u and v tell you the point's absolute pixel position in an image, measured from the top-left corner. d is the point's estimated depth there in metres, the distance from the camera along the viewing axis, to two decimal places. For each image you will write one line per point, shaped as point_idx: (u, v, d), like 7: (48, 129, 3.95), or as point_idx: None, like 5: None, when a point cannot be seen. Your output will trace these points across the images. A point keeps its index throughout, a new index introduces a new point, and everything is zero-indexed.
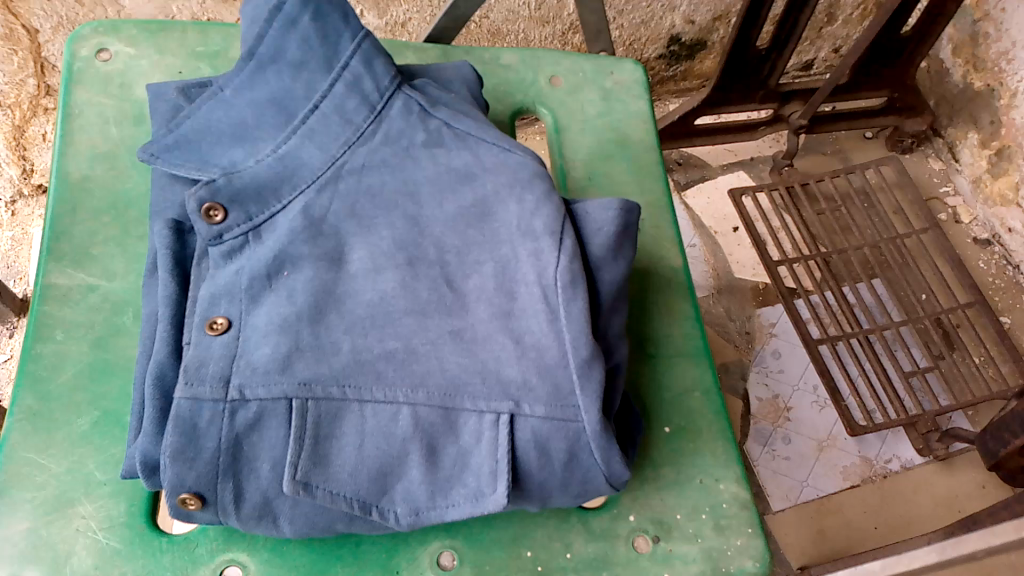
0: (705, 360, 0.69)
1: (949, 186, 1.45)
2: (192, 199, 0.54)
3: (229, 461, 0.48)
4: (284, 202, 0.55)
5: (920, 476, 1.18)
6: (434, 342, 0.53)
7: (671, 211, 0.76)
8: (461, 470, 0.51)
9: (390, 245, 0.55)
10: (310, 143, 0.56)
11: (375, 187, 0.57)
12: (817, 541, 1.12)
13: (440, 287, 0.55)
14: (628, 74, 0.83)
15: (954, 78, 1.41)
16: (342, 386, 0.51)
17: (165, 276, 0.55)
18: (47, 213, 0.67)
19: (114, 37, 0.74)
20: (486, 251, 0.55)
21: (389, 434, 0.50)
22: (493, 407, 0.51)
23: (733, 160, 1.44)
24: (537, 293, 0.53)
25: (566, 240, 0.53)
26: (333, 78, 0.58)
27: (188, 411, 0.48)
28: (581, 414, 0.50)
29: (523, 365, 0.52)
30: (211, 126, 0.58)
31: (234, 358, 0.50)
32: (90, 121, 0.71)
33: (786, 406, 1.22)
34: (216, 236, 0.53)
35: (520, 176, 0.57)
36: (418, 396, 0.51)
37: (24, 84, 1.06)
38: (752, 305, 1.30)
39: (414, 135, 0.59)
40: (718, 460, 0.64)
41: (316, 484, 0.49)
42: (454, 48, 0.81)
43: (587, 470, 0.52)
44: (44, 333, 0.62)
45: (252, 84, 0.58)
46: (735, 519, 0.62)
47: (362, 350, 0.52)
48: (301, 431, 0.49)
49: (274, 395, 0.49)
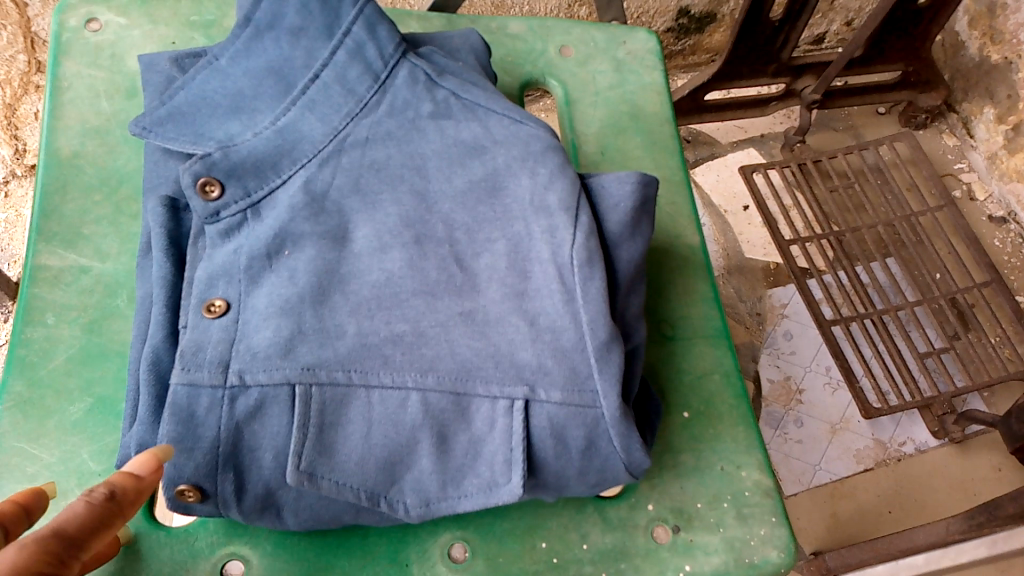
0: (724, 342, 0.66)
1: (963, 163, 1.42)
2: (186, 173, 0.50)
3: (229, 452, 0.46)
4: (284, 176, 0.52)
5: (936, 459, 1.16)
6: (444, 324, 0.50)
7: (687, 187, 0.73)
8: (474, 459, 0.48)
9: (396, 222, 0.52)
10: (310, 114, 0.53)
11: (379, 161, 0.54)
12: (830, 526, 1.10)
13: (449, 266, 0.52)
14: (641, 44, 0.79)
15: (969, 51, 1.37)
16: (347, 370, 0.47)
17: (160, 255, 0.52)
18: (36, 191, 0.64)
19: (104, 6, 0.71)
20: (498, 228, 0.52)
21: (398, 422, 0.47)
22: (507, 393, 0.48)
23: (743, 137, 1.41)
24: (552, 271, 0.50)
25: (583, 216, 0.50)
26: (334, 45, 0.55)
27: (185, 398, 0.45)
28: (600, 399, 0.48)
29: (538, 348, 0.49)
30: (206, 97, 0.55)
31: (233, 342, 0.47)
32: (80, 95, 0.67)
33: (798, 388, 1.20)
34: (213, 214, 0.51)
35: (532, 149, 0.54)
36: (427, 381, 0.48)
37: (15, 61, 1.03)
38: (763, 285, 1.27)
39: (421, 106, 0.56)
40: (739, 446, 0.62)
41: (322, 475, 0.46)
42: (459, 17, 0.77)
43: (606, 458, 0.49)
44: (35, 316, 0.59)
45: (249, 52, 0.55)
46: (758, 507, 0.59)
47: (368, 333, 0.49)
48: (303, 420, 0.46)
49: (276, 381, 0.46)
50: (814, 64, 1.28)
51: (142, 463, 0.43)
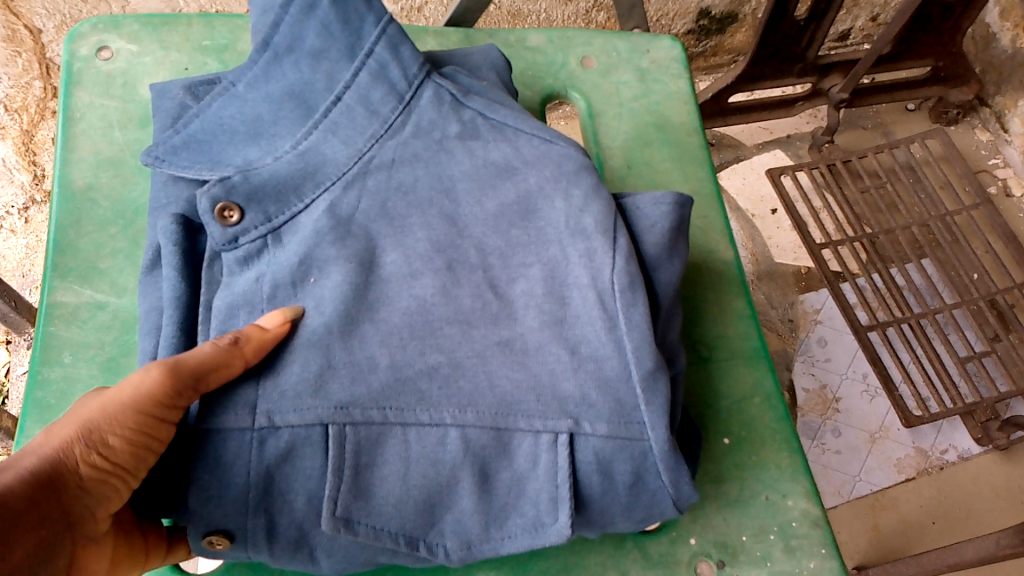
0: (764, 363, 0.63)
1: (998, 158, 1.38)
2: (204, 197, 0.48)
3: (260, 498, 0.43)
4: (307, 201, 0.49)
5: (979, 467, 1.12)
6: (482, 354, 0.46)
7: (717, 200, 0.70)
8: (517, 497, 0.46)
9: (427, 247, 0.49)
10: (332, 138, 0.50)
11: (407, 184, 0.51)
12: (872, 539, 1.06)
13: (485, 293, 0.48)
14: (665, 52, 0.77)
15: (1002, 43, 1.33)
16: (382, 408, 0.44)
17: (173, 276, 0.48)
18: (51, 225, 0.62)
19: (115, 33, 0.69)
20: (532, 253, 0.49)
21: (437, 461, 0.44)
22: (550, 426, 0.45)
23: (769, 138, 1.37)
24: (591, 297, 0.46)
25: (621, 239, 0.47)
26: (356, 67, 0.52)
27: (207, 441, 0.42)
28: (647, 431, 0.45)
29: (580, 378, 0.46)
30: (224, 124, 0.52)
31: (259, 377, 0.44)
32: (93, 125, 0.66)
33: (834, 397, 1.16)
34: (232, 240, 0.48)
35: (565, 169, 0.51)
36: (467, 417, 0.45)
37: (30, 87, 1.03)
38: (795, 290, 1.23)
39: (447, 126, 0.53)
40: (784, 473, 0.59)
41: (358, 520, 0.43)
42: (477, 32, 0.75)
43: (654, 493, 0.47)
44: (52, 356, 0.58)
45: (268, 77, 0.52)
46: (806, 539, 0.57)
47: (402, 366, 0.45)
48: (338, 463, 0.43)
49: (307, 421, 0.43)
50: (841, 63, 1.24)
51: (270, 319, 0.44)
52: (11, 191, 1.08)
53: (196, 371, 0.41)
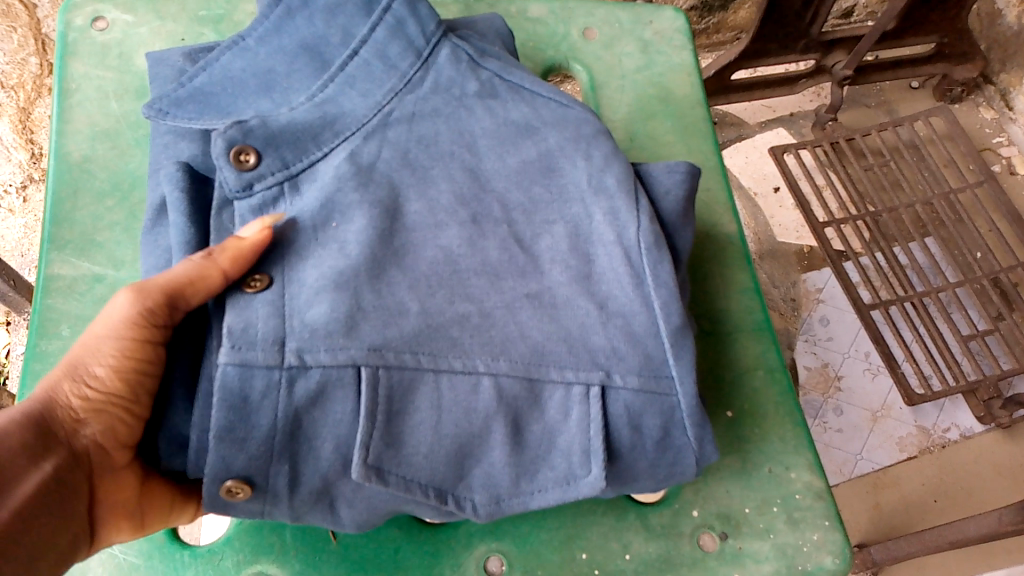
0: (767, 334, 0.63)
1: (1002, 136, 1.36)
2: (220, 138, 0.45)
3: (286, 442, 0.40)
4: (325, 149, 0.46)
5: (980, 444, 1.12)
6: (511, 306, 0.44)
7: (722, 172, 0.69)
8: (548, 449, 0.44)
9: (450, 200, 0.47)
10: (350, 90, 0.48)
11: (427, 136, 0.48)
12: (874, 517, 1.07)
13: (511, 247, 0.46)
14: (668, 23, 0.76)
15: (1008, 20, 1.32)
16: (415, 352, 0.42)
17: (181, 224, 0.46)
18: (47, 197, 0.62)
19: (111, 4, 0.69)
20: (555, 210, 0.48)
21: (469, 410, 0.42)
22: (582, 378, 0.43)
23: (771, 117, 1.36)
24: (617, 254, 0.45)
25: (644, 202, 0.46)
26: (373, 22, 0.50)
27: (237, 381, 0.39)
28: (675, 385, 0.44)
29: (611, 332, 0.44)
30: (233, 77, 0.49)
31: (285, 317, 0.41)
32: (88, 96, 0.65)
33: (836, 375, 1.16)
34: (246, 186, 0.45)
35: (582, 132, 0.50)
36: (500, 365, 0.43)
37: (26, 63, 1.05)
38: (797, 269, 1.23)
39: (466, 85, 0.51)
40: (787, 446, 0.59)
41: (389, 470, 0.41)
42: (477, 2, 0.74)
43: (678, 450, 0.45)
44: (50, 329, 0.57)
45: (279, 30, 0.50)
46: (809, 511, 0.57)
47: (433, 312, 0.43)
48: (371, 407, 0.40)
49: (340, 360, 0.40)
50: (845, 38, 1.23)
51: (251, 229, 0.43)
52: (9, 169, 1.08)
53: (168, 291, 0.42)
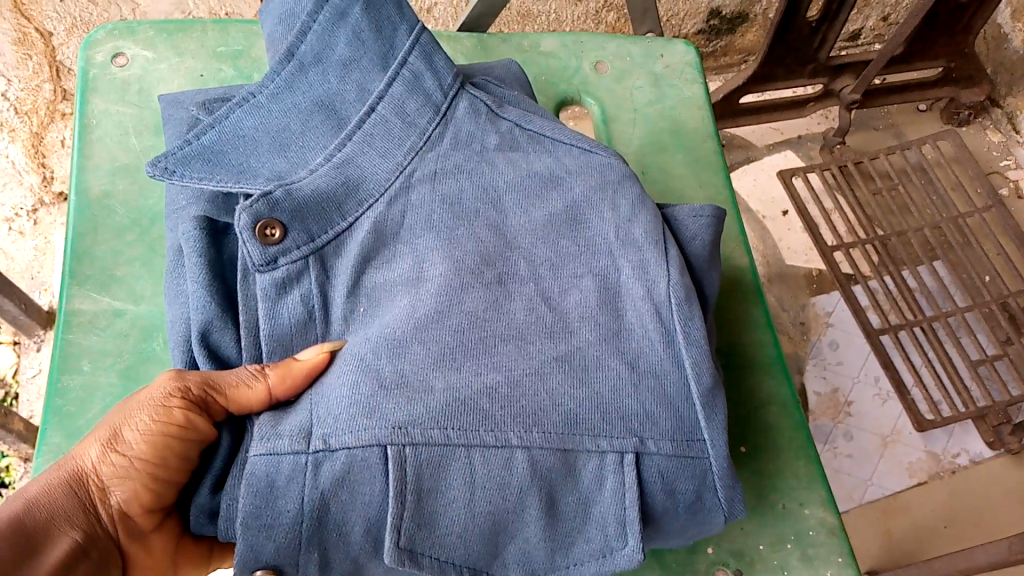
0: (780, 370, 0.63)
1: (1009, 159, 1.37)
2: (246, 213, 0.45)
3: (314, 528, 0.40)
4: (350, 219, 0.47)
5: (991, 470, 1.12)
6: (541, 373, 0.43)
7: (735, 205, 0.70)
8: (584, 521, 0.43)
9: (474, 260, 0.46)
10: (368, 149, 0.48)
11: (451, 196, 0.48)
12: (885, 544, 1.06)
13: (537, 308, 0.46)
14: (679, 57, 0.76)
15: (1014, 44, 1.34)
16: (443, 428, 0.40)
17: (198, 290, 0.47)
18: (68, 231, 0.63)
19: (130, 40, 0.69)
20: (583, 263, 0.47)
21: (504, 486, 0.41)
22: (616, 445, 0.42)
23: (779, 139, 1.37)
24: (647, 309, 0.45)
25: (672, 250, 0.46)
26: (390, 78, 0.50)
27: (265, 469, 0.40)
28: (708, 450, 0.44)
29: (642, 393, 0.43)
30: (245, 135, 0.49)
31: (312, 410, 0.42)
32: (109, 132, 0.66)
33: (845, 400, 1.16)
34: (271, 260, 0.45)
35: (608, 179, 0.50)
36: (534, 438, 0.41)
37: (41, 90, 1.10)
38: (806, 293, 1.23)
39: (486, 138, 0.50)
40: (801, 481, 0.59)
41: (423, 552, 0.41)
42: (492, 37, 0.75)
43: (709, 511, 0.45)
44: (71, 364, 0.58)
45: (292, 88, 0.50)
46: (823, 547, 0.57)
47: (459, 387, 0.42)
48: (400, 487, 0.39)
49: (364, 441, 0.39)
50: (853, 63, 1.24)
51: (309, 351, 0.45)
52: (21, 193, 1.11)
53: (210, 384, 0.44)
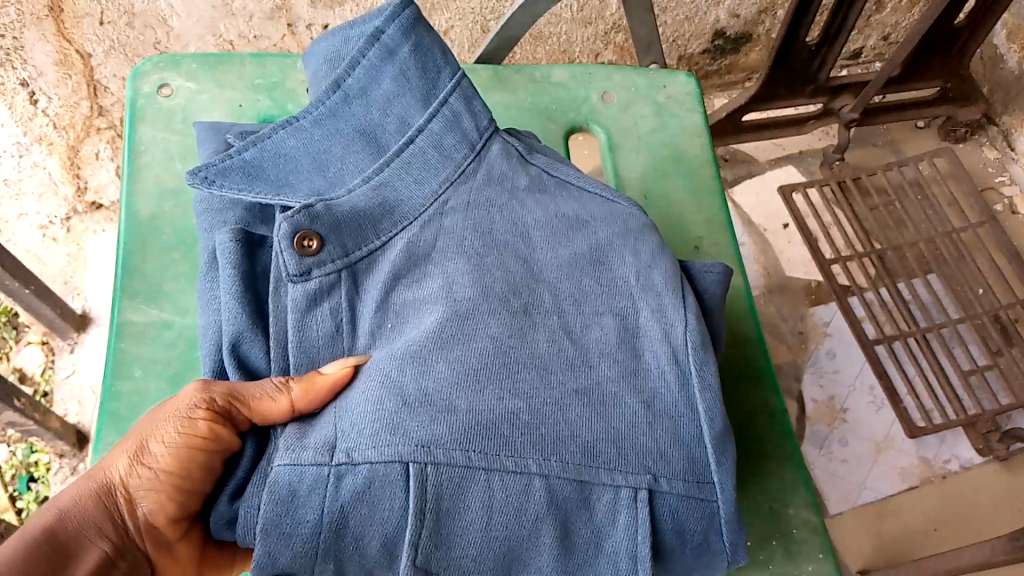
0: (771, 382, 0.69)
1: (1004, 175, 1.42)
2: (287, 223, 0.50)
3: (331, 538, 0.44)
4: (385, 239, 0.52)
5: (980, 476, 1.16)
6: (561, 403, 0.47)
7: (730, 230, 0.75)
8: (595, 552, 0.46)
9: (503, 288, 0.51)
10: (406, 176, 0.54)
11: (485, 226, 0.53)
12: (875, 543, 1.11)
13: (559, 339, 0.49)
14: (681, 87, 0.82)
15: (1008, 64, 1.38)
16: (465, 449, 0.44)
17: (232, 298, 0.52)
18: (119, 249, 0.69)
19: (175, 72, 0.76)
20: (604, 300, 0.51)
21: (521, 510, 0.44)
22: (632, 482, 0.46)
23: (781, 155, 1.42)
24: (665, 353, 0.49)
25: (689, 299, 0.51)
26: (430, 114, 0.56)
27: (288, 479, 0.44)
28: (718, 493, 0.47)
29: (657, 433, 0.47)
30: (286, 154, 0.55)
31: (336, 424, 0.46)
32: (156, 157, 0.72)
33: (841, 408, 1.21)
34: (304, 272, 0.49)
35: (630, 227, 0.55)
36: (552, 467, 0.45)
37: (79, 106, 1.17)
38: (805, 303, 1.28)
39: (517, 178, 0.57)
40: (786, 483, 0.65)
41: (437, 571, 0.44)
42: (506, 69, 0.80)
43: (715, 553, 0.49)
44: (124, 370, 0.64)
45: (334, 116, 0.55)
46: (805, 543, 0.63)
47: (482, 410, 0.45)
48: (421, 505, 0.43)
49: (386, 457, 0.43)
50: (851, 84, 1.29)
51: (334, 365, 0.49)
52: (56, 203, 1.22)
53: (234, 397, 0.50)
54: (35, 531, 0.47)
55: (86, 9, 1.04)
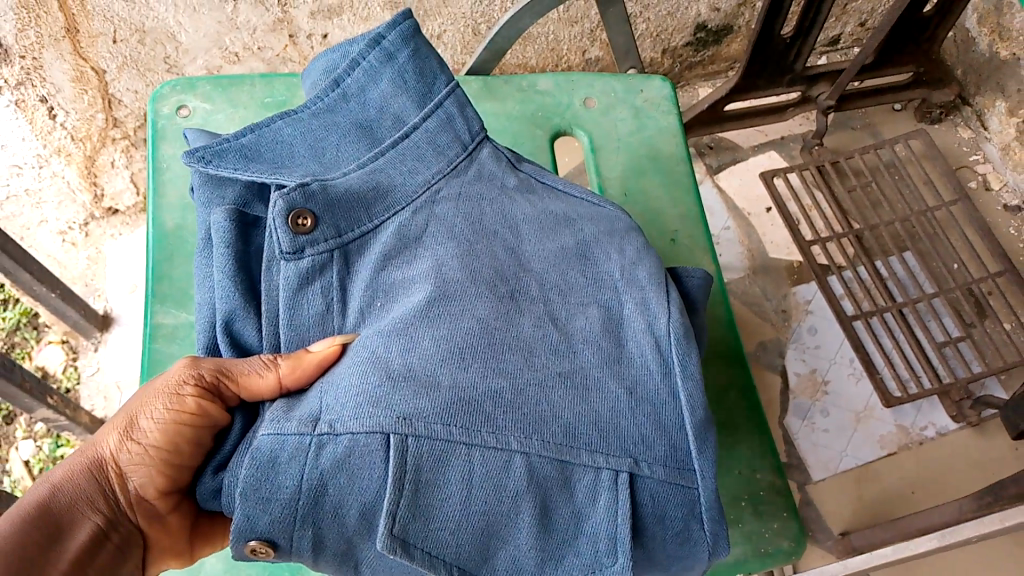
0: (739, 361, 0.76)
1: (978, 154, 1.48)
2: (283, 202, 0.54)
3: (309, 505, 0.46)
4: (375, 223, 0.57)
5: (954, 441, 1.24)
6: (543, 384, 0.51)
7: (705, 224, 0.82)
8: (575, 534, 0.49)
9: (490, 275, 0.55)
10: (401, 164, 0.60)
11: (475, 216, 0.59)
12: (857, 508, 1.20)
13: (547, 325, 0.54)
14: (657, 91, 0.89)
15: (979, 47, 1.43)
16: (446, 424, 0.47)
17: (223, 277, 0.57)
18: (148, 258, 0.76)
19: (191, 94, 0.83)
20: (590, 293, 0.56)
21: (500, 486, 0.47)
22: (612, 463, 0.50)
23: (763, 140, 1.49)
24: (649, 342, 0.54)
25: (674, 294, 0.56)
26: (425, 114, 0.62)
27: (270, 446, 0.47)
28: (697, 479, 0.51)
29: (635, 415, 0.51)
30: (284, 141, 0.60)
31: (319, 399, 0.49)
32: (177, 173, 0.79)
33: (823, 380, 1.28)
34: (298, 249, 0.54)
35: (615, 228, 0.61)
36: (531, 444, 0.48)
37: (94, 119, 1.20)
38: (788, 283, 1.35)
39: (507, 179, 0.63)
40: (753, 451, 0.73)
41: (414, 544, 0.47)
42: (494, 79, 0.87)
43: (695, 542, 0.52)
44: (158, 369, 0.71)
45: (332, 111, 0.62)
46: (772, 504, 0.71)
47: (464, 387, 0.49)
48: (400, 477, 0.46)
49: (368, 428, 0.46)
50: (827, 72, 1.36)
51: (324, 344, 0.53)
52: (75, 210, 1.32)
53: (218, 374, 0.54)
54: (33, 501, 0.51)
55: (100, 29, 1.07)
